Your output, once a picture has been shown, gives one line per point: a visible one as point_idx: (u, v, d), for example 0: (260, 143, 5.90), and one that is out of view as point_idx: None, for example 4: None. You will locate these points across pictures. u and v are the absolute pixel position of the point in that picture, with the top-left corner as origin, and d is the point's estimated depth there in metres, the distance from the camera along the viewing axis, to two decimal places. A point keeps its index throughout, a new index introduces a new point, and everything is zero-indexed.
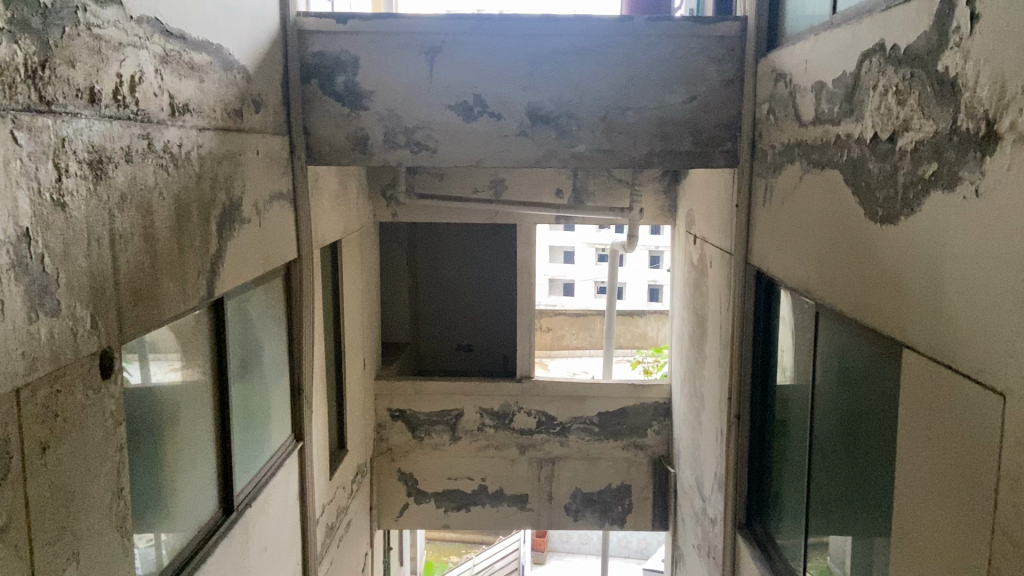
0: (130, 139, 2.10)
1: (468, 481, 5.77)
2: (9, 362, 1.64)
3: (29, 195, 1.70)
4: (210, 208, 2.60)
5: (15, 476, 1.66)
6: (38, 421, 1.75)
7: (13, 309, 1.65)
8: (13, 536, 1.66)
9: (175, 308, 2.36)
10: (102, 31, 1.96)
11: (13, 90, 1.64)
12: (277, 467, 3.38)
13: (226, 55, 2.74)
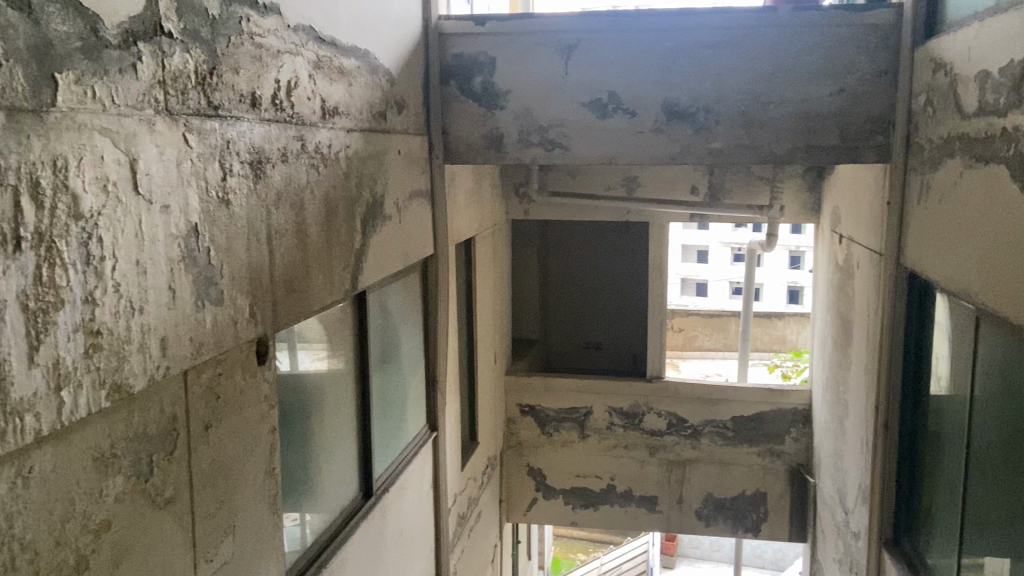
0: (286, 140, 2.24)
1: (596, 479, 5.76)
2: (179, 346, 1.80)
3: (198, 193, 1.84)
4: (356, 205, 2.73)
5: (180, 452, 1.81)
6: (202, 403, 1.90)
7: (181, 298, 1.80)
8: (178, 508, 1.81)
9: (323, 299, 2.49)
10: (263, 40, 2.10)
11: (184, 96, 1.79)
12: (413, 455, 3.50)
13: (373, 59, 2.86)
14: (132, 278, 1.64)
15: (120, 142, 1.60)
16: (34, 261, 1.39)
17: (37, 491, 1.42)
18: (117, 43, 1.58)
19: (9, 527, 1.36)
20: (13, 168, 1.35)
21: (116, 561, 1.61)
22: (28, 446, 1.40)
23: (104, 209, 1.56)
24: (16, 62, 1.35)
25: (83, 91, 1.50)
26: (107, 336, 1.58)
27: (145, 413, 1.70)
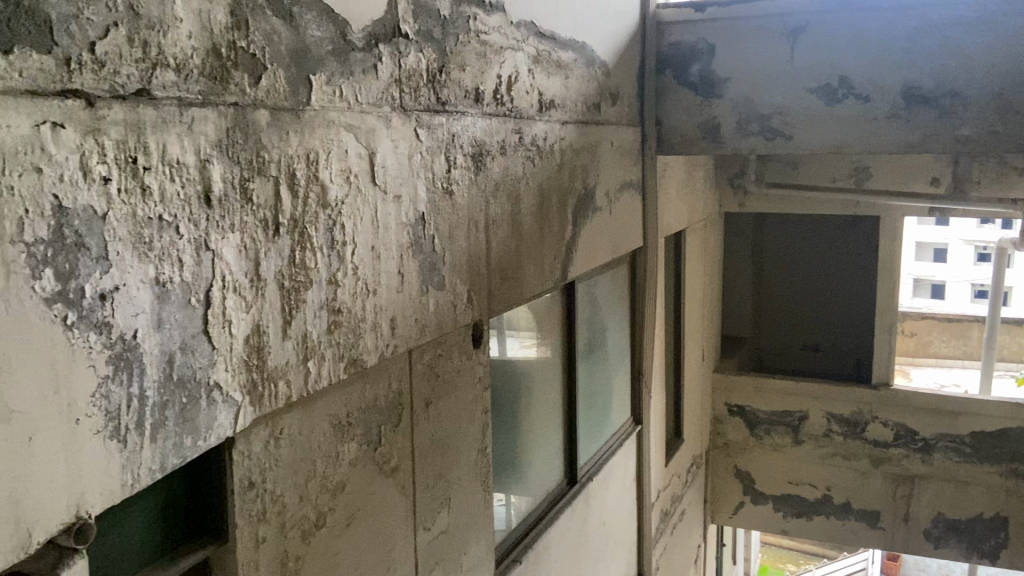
0: (505, 133, 2.32)
1: (810, 488, 5.46)
2: (406, 327, 1.93)
3: (426, 184, 1.96)
4: (568, 196, 2.77)
5: (404, 425, 1.95)
6: (424, 380, 2.02)
7: (409, 282, 1.92)
8: (401, 477, 1.95)
9: (534, 288, 2.55)
10: (488, 37, 2.19)
11: (417, 93, 1.91)
12: (616, 447, 3.51)
13: (590, 52, 2.89)
14: (369, 262, 1.78)
15: (362, 137, 1.74)
16: (288, 244, 1.56)
17: (287, 450, 1.59)
18: (361, 46, 1.72)
19: (263, 480, 1.53)
20: (275, 161, 1.51)
21: (349, 520, 1.77)
22: (280, 410, 1.57)
23: (348, 198, 1.71)
24: (278, 66, 1.51)
25: (332, 90, 1.65)
26: (346, 314, 1.72)
27: (376, 387, 1.84)
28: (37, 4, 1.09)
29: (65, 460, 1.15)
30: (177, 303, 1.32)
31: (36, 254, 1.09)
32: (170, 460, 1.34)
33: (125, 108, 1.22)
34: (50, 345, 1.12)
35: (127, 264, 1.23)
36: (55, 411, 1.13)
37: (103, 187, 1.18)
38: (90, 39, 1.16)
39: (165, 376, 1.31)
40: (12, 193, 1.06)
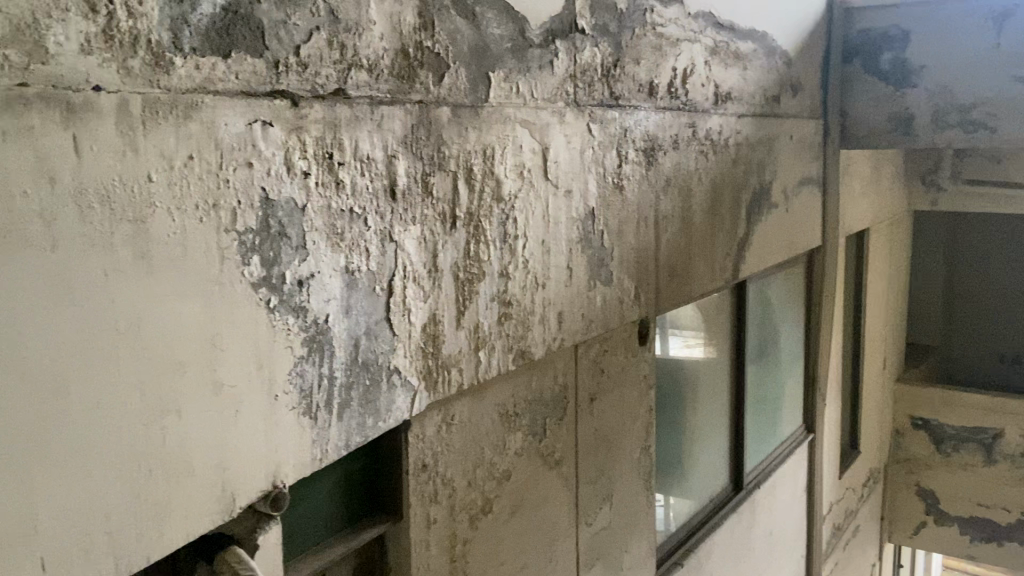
0: (679, 127, 2.27)
1: (1003, 512, 4.99)
2: (573, 322, 1.93)
3: (597, 178, 1.96)
4: (742, 192, 2.67)
5: (568, 419, 1.96)
6: (590, 375, 2.03)
7: (577, 277, 1.93)
8: (565, 470, 1.96)
9: (704, 286, 2.49)
10: (664, 30, 2.15)
11: (591, 88, 1.91)
12: (784, 455, 3.35)
13: (770, 41, 2.77)
14: (538, 256, 1.80)
15: (536, 133, 1.76)
16: (464, 237, 1.60)
17: (457, 436, 1.65)
18: (539, 42, 1.74)
19: (435, 463, 1.59)
20: (454, 156, 1.56)
21: (513, 508, 1.80)
22: (452, 397, 1.62)
23: (520, 193, 1.73)
24: (460, 64, 1.56)
25: (509, 87, 1.68)
26: (516, 307, 1.76)
27: (542, 379, 1.87)
28: (252, 12, 1.18)
29: (265, 432, 1.24)
30: (363, 290, 1.40)
31: (246, 242, 1.19)
32: (354, 438, 1.42)
33: (324, 107, 1.30)
34: (255, 326, 1.21)
35: (322, 253, 1.32)
36: (257, 387, 1.22)
37: (303, 181, 1.27)
38: (295, 43, 1.24)
39: (351, 359, 1.39)
40: (228, 186, 1.15)
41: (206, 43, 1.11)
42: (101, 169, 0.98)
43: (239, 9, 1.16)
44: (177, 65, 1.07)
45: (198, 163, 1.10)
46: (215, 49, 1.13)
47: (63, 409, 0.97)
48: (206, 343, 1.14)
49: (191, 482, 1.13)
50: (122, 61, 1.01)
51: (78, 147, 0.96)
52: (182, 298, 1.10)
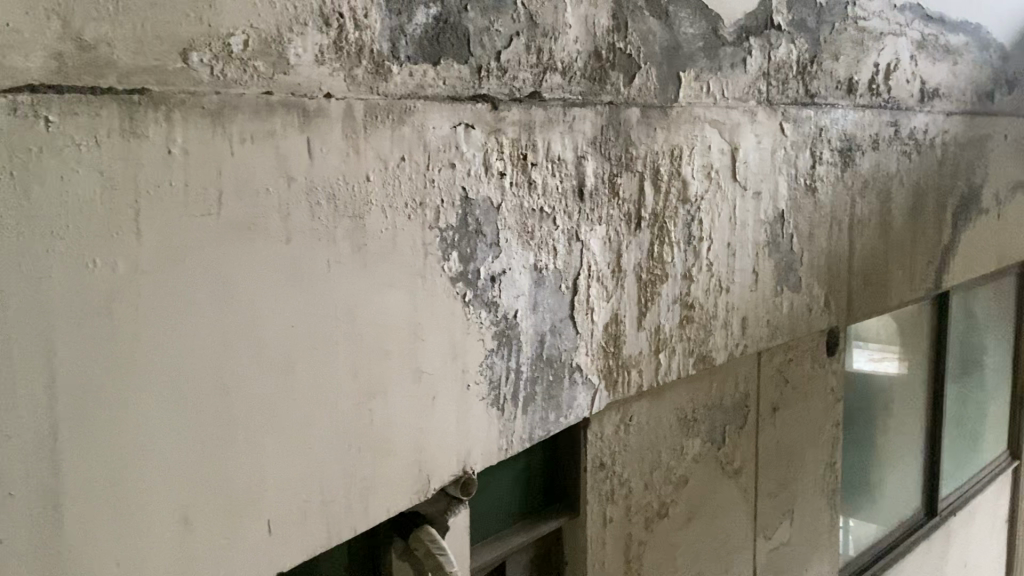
0: (879, 126, 2.14)
1: None
2: (757, 328, 1.88)
3: (788, 180, 1.88)
4: (948, 196, 2.47)
5: (748, 428, 1.91)
6: (773, 385, 1.96)
7: (764, 282, 1.87)
8: (743, 479, 1.91)
9: (901, 296, 2.33)
10: (866, 24, 2.03)
11: (785, 86, 1.84)
12: (985, 483, 3.07)
13: (985, 33, 2.54)
14: (724, 259, 1.76)
15: (726, 133, 1.72)
16: (649, 237, 1.60)
17: (635, 437, 1.65)
18: (732, 40, 1.70)
19: (612, 462, 1.60)
20: (642, 157, 1.56)
21: (689, 515, 1.78)
22: (631, 398, 1.63)
23: (708, 194, 1.70)
24: (652, 65, 1.55)
25: (700, 87, 1.65)
26: (699, 310, 1.73)
27: (723, 385, 1.83)
28: (459, 20, 1.24)
29: (457, 420, 1.30)
30: (550, 288, 1.43)
31: (446, 238, 1.25)
32: (537, 432, 1.45)
33: (521, 109, 1.34)
34: (452, 318, 1.27)
35: (514, 251, 1.36)
36: (452, 375, 1.28)
37: (499, 181, 1.31)
38: (496, 49, 1.29)
39: (536, 354, 1.42)
40: (433, 186, 1.22)
41: (419, 51, 1.19)
42: (326, 169, 1.08)
43: (447, 18, 1.22)
44: (393, 72, 1.16)
45: (408, 164, 1.18)
46: (425, 56, 1.20)
47: (289, 387, 1.07)
48: (409, 332, 1.21)
49: (392, 461, 1.21)
50: (347, 70, 1.10)
51: (310, 149, 1.06)
52: (389, 289, 1.18)
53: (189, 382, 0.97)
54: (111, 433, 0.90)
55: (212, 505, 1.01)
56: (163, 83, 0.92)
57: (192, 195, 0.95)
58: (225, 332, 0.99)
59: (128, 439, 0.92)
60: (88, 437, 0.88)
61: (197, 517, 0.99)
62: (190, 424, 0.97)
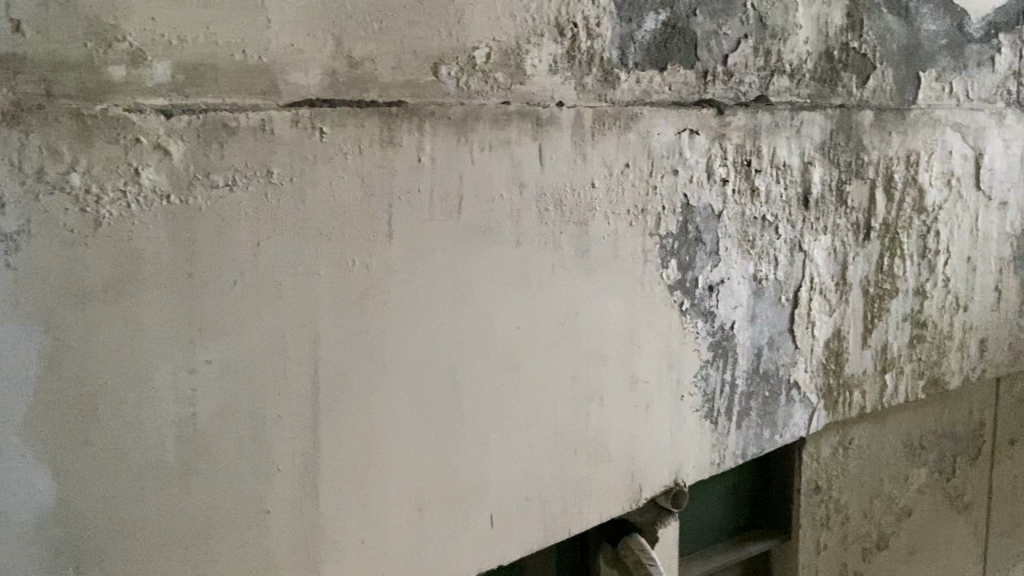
0: None
1: None
2: (998, 351, 1.70)
3: None
4: None
5: (983, 460, 1.75)
6: (1013, 415, 1.79)
7: (1007, 301, 1.69)
8: (975, 516, 1.75)
9: None
10: None
11: None
12: None
13: None
14: (963, 274, 1.61)
15: (970, 137, 1.57)
16: (878, 249, 1.50)
17: (854, 461, 1.57)
18: (979, 37, 1.56)
19: (828, 486, 1.55)
20: (874, 163, 1.46)
21: (911, 550, 1.67)
22: (852, 420, 1.54)
23: (947, 203, 1.56)
24: (888, 65, 1.45)
25: (941, 87, 1.52)
26: (932, 329, 1.59)
27: (955, 412, 1.69)
28: (688, 24, 1.21)
29: (670, 431, 1.28)
30: (770, 299, 1.37)
31: (666, 246, 1.23)
32: (750, 449, 1.41)
33: (747, 115, 1.30)
34: (671, 327, 1.26)
35: (734, 260, 1.31)
36: (668, 386, 1.27)
37: (721, 187, 1.28)
38: (723, 52, 1.26)
39: (753, 368, 1.37)
40: (656, 192, 1.21)
41: (646, 57, 1.18)
42: (556, 175, 1.10)
43: (677, 23, 1.20)
44: (622, 80, 1.16)
45: (632, 170, 1.17)
46: (653, 62, 1.19)
47: (514, 385, 1.10)
48: (627, 337, 1.21)
49: (607, 466, 1.21)
50: (578, 78, 1.11)
51: (542, 156, 1.08)
52: (612, 295, 1.18)
53: (427, 376, 1.03)
54: (361, 418, 0.98)
55: (442, 495, 1.06)
56: (416, 95, 0.98)
57: (437, 201, 1.01)
58: (460, 331, 1.04)
59: (374, 425, 0.99)
60: (341, 419, 0.97)
61: (430, 506, 1.05)
62: (426, 417, 1.03)
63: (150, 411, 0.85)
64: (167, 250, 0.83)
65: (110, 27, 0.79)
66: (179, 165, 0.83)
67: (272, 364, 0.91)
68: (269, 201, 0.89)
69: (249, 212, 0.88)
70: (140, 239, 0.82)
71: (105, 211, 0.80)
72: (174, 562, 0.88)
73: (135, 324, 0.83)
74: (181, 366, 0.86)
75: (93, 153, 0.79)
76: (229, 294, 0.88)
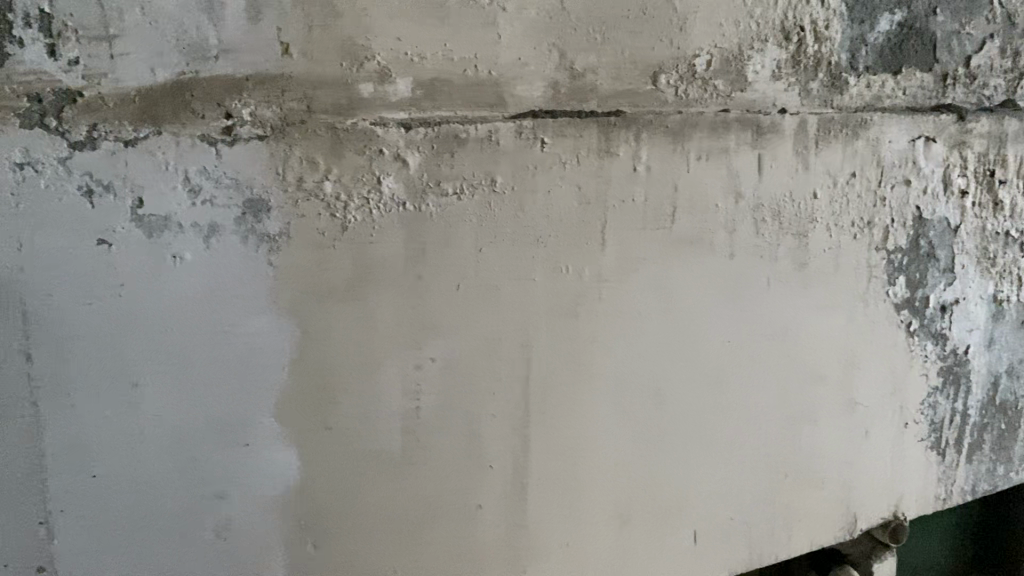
0: None
1: None
2: None
3: None
4: None
5: None
6: None
7: None
8: None
9: None
10: None
11: None
12: None
13: None
14: None
15: None
16: None
17: None
18: None
19: None
20: None
21: None
22: None
23: None
24: None
25: None
26: None
27: None
28: (927, 25, 1.12)
29: (890, 460, 1.20)
30: (1010, 323, 1.25)
31: (895, 261, 1.15)
32: (980, 485, 1.31)
33: (991, 120, 1.18)
34: (896, 350, 1.17)
35: (971, 278, 1.20)
36: (890, 414, 1.18)
37: (960, 200, 1.18)
38: (966, 54, 1.15)
39: (988, 399, 1.26)
40: (884, 204, 1.13)
41: (878, 61, 1.11)
42: (776, 186, 1.06)
43: (914, 23, 1.11)
44: (851, 85, 1.09)
45: (859, 181, 1.11)
46: (886, 66, 1.11)
47: (722, 402, 1.07)
48: (847, 359, 1.14)
49: (818, 493, 1.16)
50: (803, 83, 1.07)
51: (761, 166, 1.05)
52: (832, 313, 1.12)
53: (635, 386, 1.02)
54: (569, 425, 1.00)
55: (646, 507, 1.06)
56: (634, 104, 0.98)
57: (650, 211, 1.00)
58: (669, 343, 1.03)
59: (581, 432, 1.01)
60: (551, 424, 0.99)
61: (634, 517, 1.05)
62: (633, 428, 1.03)
63: (379, 402, 0.91)
64: (401, 254, 0.90)
65: (362, 47, 0.86)
66: (414, 174, 0.89)
67: (488, 365, 0.95)
68: (491, 209, 0.93)
69: (473, 219, 0.92)
70: (378, 243, 0.89)
71: (351, 217, 0.87)
72: (396, 545, 0.95)
73: (371, 321, 0.90)
74: (409, 363, 0.92)
75: (343, 163, 0.86)
76: (453, 297, 0.93)
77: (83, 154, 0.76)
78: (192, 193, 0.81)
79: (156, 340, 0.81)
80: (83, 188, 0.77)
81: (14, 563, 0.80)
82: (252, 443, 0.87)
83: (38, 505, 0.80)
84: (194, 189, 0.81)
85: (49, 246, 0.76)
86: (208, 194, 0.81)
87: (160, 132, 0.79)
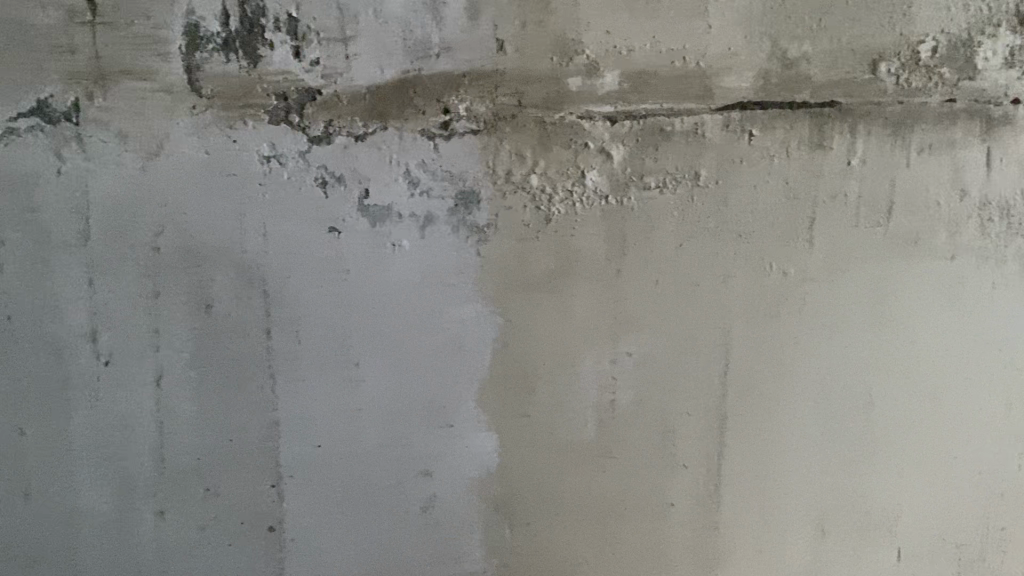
0: None
1: None
2: None
3: None
4: None
5: None
6: None
7: None
8: None
9: None
10: None
11: None
12: None
13: None
14: None
15: None
16: None
17: None
18: None
19: None
20: None
21: None
22: None
23: None
24: None
25: None
26: None
27: None
28: None
29: None
30: None
31: None
32: None
33: None
34: None
35: None
36: None
37: None
38: None
39: None
40: None
41: None
42: (1010, 181, 0.96)
43: None
44: None
45: None
46: None
47: (936, 414, 1.00)
48: None
49: None
50: None
51: (991, 160, 0.96)
52: None
53: (838, 392, 0.98)
54: (767, 428, 0.97)
55: (847, 520, 1.01)
56: (851, 95, 0.92)
57: (863, 207, 0.94)
58: (879, 348, 0.97)
59: (778, 436, 0.97)
60: (747, 426, 0.97)
61: (833, 529, 1.01)
62: (835, 435, 0.98)
63: (576, 393, 0.92)
64: (602, 247, 0.90)
65: (573, 41, 0.86)
66: (618, 168, 0.89)
67: (685, 362, 0.94)
68: (694, 204, 0.91)
69: (676, 213, 0.91)
70: (580, 236, 0.89)
71: (555, 210, 0.88)
72: (588, 535, 0.96)
73: (571, 313, 0.91)
74: (606, 356, 0.92)
75: (550, 157, 0.87)
76: (653, 292, 0.92)
77: (320, 148, 0.82)
78: (411, 185, 0.85)
79: (376, 322, 0.86)
80: (319, 180, 0.83)
81: (248, 522, 0.88)
82: (456, 425, 0.90)
83: (270, 470, 0.87)
84: (413, 181, 0.85)
85: (288, 233, 0.83)
86: (426, 185, 0.85)
87: (386, 127, 0.83)
